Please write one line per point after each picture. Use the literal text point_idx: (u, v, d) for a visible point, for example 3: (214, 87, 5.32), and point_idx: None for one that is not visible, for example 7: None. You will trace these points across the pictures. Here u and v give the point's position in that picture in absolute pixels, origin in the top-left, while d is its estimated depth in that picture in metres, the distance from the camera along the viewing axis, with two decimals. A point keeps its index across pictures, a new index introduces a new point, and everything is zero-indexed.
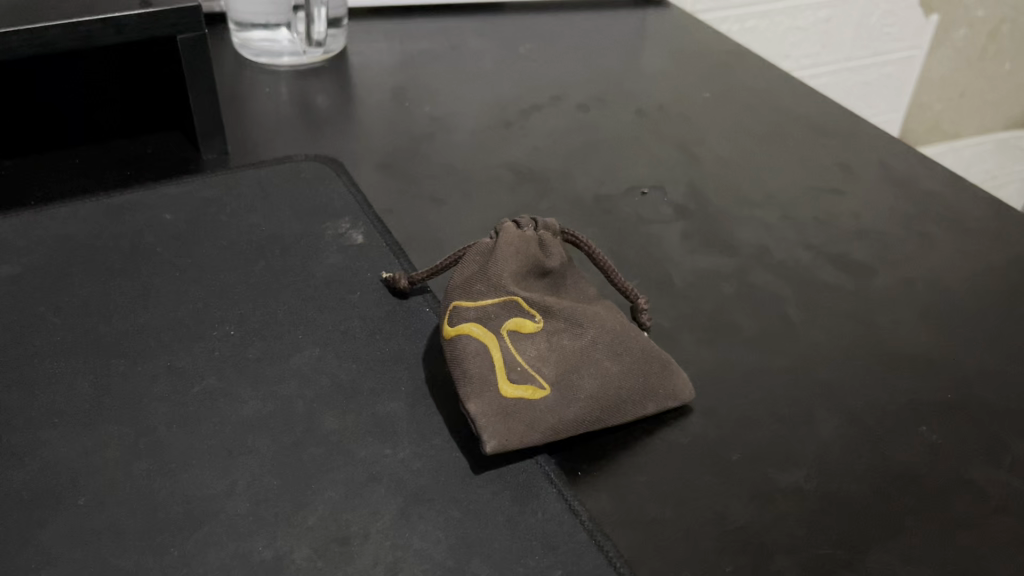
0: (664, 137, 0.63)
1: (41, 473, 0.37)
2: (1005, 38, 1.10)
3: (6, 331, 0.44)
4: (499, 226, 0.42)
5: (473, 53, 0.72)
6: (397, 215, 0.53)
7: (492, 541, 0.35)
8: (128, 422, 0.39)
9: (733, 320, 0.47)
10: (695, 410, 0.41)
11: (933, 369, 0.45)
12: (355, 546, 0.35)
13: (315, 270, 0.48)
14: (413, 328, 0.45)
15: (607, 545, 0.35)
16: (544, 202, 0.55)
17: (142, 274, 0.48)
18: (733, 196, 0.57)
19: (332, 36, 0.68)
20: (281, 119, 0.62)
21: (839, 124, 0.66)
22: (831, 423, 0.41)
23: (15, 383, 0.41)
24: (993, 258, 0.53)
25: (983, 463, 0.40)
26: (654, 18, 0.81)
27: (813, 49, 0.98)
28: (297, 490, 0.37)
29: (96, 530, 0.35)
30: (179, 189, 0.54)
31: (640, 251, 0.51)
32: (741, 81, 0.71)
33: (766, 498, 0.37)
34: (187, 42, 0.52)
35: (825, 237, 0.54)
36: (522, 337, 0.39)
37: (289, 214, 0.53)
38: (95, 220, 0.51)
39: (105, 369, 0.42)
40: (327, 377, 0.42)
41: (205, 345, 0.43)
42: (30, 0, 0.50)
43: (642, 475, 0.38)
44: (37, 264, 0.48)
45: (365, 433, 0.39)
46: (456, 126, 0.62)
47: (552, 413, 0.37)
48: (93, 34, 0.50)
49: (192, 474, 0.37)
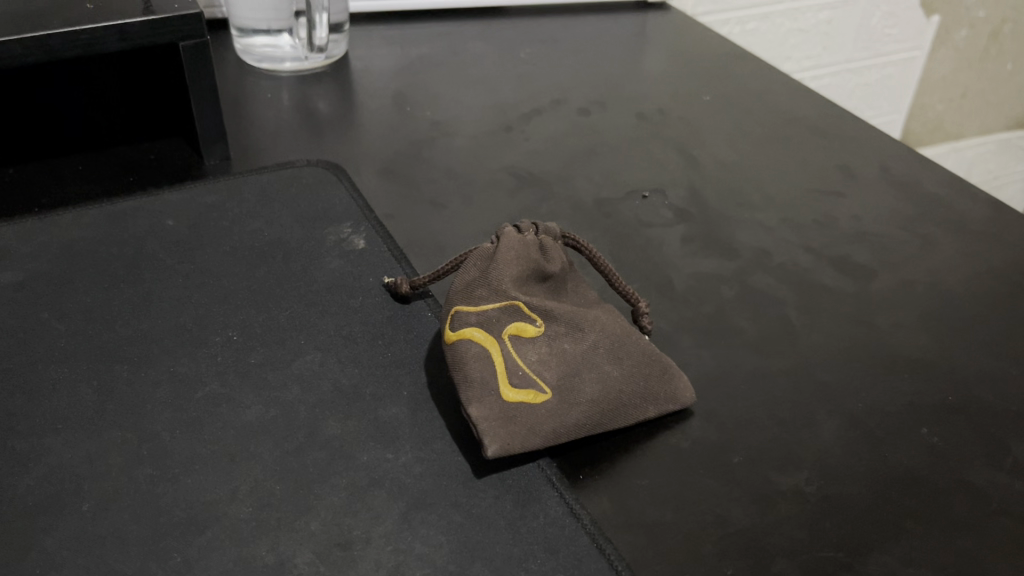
0: (664, 141, 0.63)
1: (45, 478, 0.37)
2: (1006, 38, 1.10)
3: (9, 338, 0.44)
4: (500, 231, 0.43)
5: (474, 57, 0.72)
6: (399, 220, 0.53)
7: (493, 545, 0.35)
8: (132, 427, 0.39)
9: (733, 323, 0.47)
10: (695, 413, 0.41)
11: (934, 371, 0.45)
12: (357, 551, 0.35)
13: (316, 275, 0.49)
14: (415, 332, 0.45)
15: (608, 549, 0.35)
16: (545, 206, 0.55)
17: (145, 280, 0.48)
18: (734, 199, 0.57)
19: (334, 42, 0.69)
20: (283, 124, 0.62)
21: (839, 126, 0.66)
22: (831, 426, 0.41)
23: (19, 389, 0.41)
24: (993, 260, 0.53)
25: (984, 465, 0.40)
26: (654, 22, 0.81)
27: (813, 51, 0.98)
28: (300, 495, 0.37)
29: (99, 536, 0.35)
30: (181, 195, 0.54)
31: (641, 254, 0.51)
32: (742, 84, 0.72)
33: (767, 501, 0.38)
34: (189, 49, 0.53)
35: (825, 240, 0.54)
36: (523, 342, 0.39)
37: (291, 220, 0.53)
38: (98, 226, 0.52)
39: (108, 375, 0.42)
40: (328, 382, 0.42)
41: (207, 351, 0.43)
42: (32, 9, 0.51)
43: (642, 478, 0.38)
44: (41, 271, 0.48)
45: (367, 438, 0.39)
46: (457, 131, 0.63)
47: (554, 417, 0.37)
48: (95, 41, 0.50)
49: (195, 480, 0.37)
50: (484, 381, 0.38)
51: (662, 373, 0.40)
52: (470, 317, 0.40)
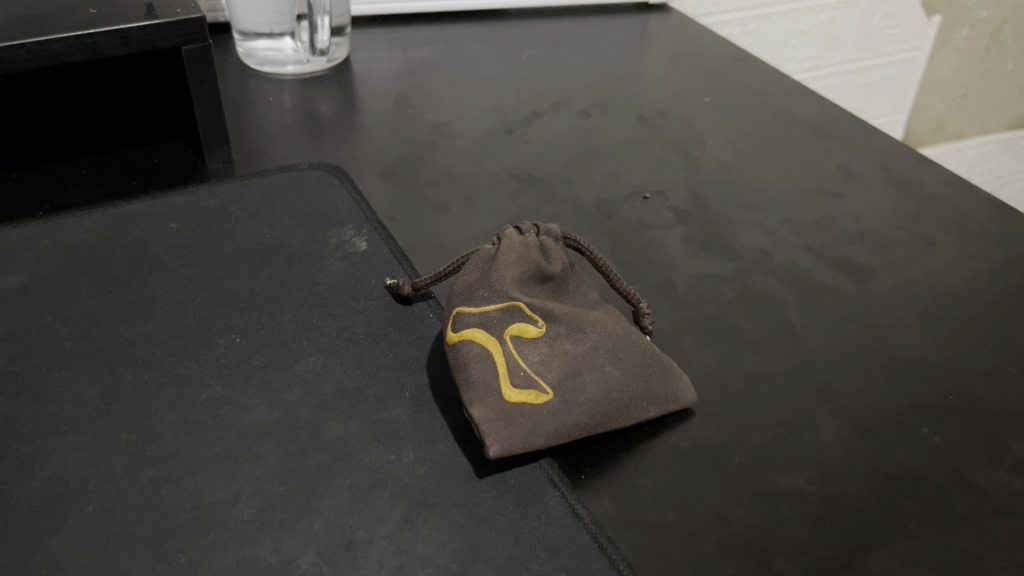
0: (665, 142, 0.63)
1: (50, 480, 0.37)
2: (1007, 38, 1.10)
3: (14, 341, 0.44)
4: (501, 232, 0.43)
5: (475, 60, 0.73)
6: (401, 222, 0.53)
7: (495, 545, 0.36)
8: (136, 429, 0.40)
9: (734, 324, 0.47)
10: (696, 413, 0.42)
11: (934, 371, 0.45)
12: (360, 552, 0.35)
13: (319, 278, 0.49)
14: (416, 334, 0.45)
15: (609, 549, 0.35)
16: (547, 208, 0.55)
17: (148, 283, 0.48)
18: (734, 200, 0.58)
19: (336, 44, 0.69)
20: (285, 127, 0.62)
21: (840, 127, 0.67)
22: (831, 426, 0.41)
23: (24, 392, 0.41)
24: (994, 260, 0.53)
25: (984, 464, 0.40)
26: (655, 24, 0.81)
27: (814, 52, 0.99)
28: (303, 496, 0.37)
29: (104, 537, 0.35)
30: (184, 198, 0.55)
31: (642, 255, 0.52)
32: (742, 85, 0.72)
33: (767, 501, 0.38)
34: (192, 53, 0.53)
35: (825, 241, 0.54)
36: (524, 343, 0.40)
37: (293, 222, 0.53)
38: (101, 229, 0.52)
39: (112, 378, 0.42)
40: (331, 383, 0.42)
41: (210, 353, 0.44)
42: (36, 13, 0.51)
43: (644, 479, 0.38)
44: (45, 274, 0.48)
45: (369, 439, 0.40)
46: (459, 133, 0.63)
47: (555, 417, 0.38)
48: (98, 46, 0.50)
49: (199, 481, 0.37)
50: (486, 381, 0.38)
51: (662, 372, 0.41)
52: (471, 318, 0.40)
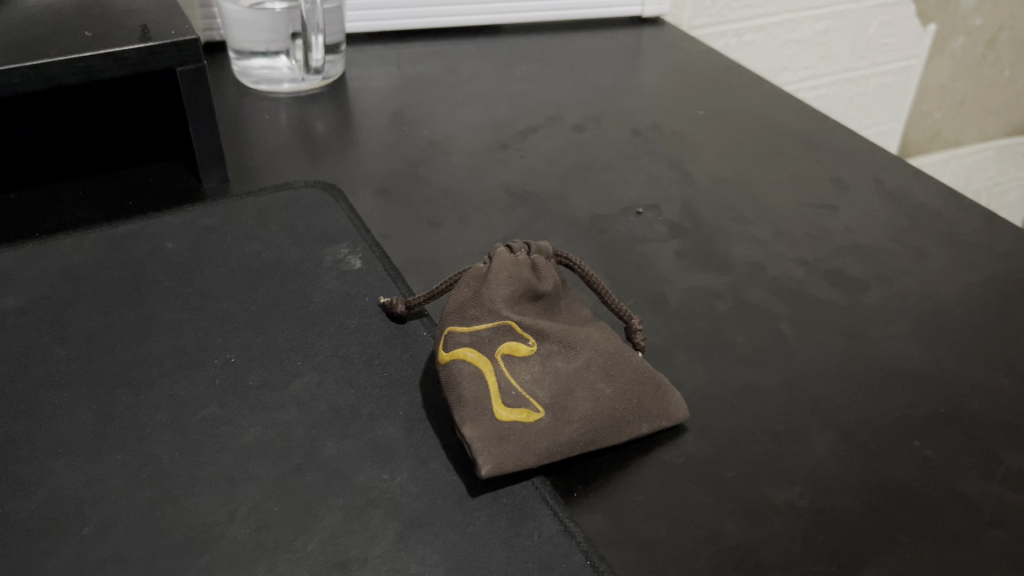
0: (658, 156, 0.63)
1: (47, 502, 0.37)
2: (1003, 45, 1.10)
3: (11, 362, 0.44)
4: (493, 251, 0.43)
5: (471, 75, 0.73)
6: (396, 240, 0.54)
7: (488, 564, 0.36)
8: (131, 450, 0.40)
9: (727, 338, 0.47)
10: (689, 429, 0.42)
11: (927, 383, 0.45)
12: (354, 571, 0.35)
13: (314, 296, 0.49)
14: (411, 352, 0.46)
15: (602, 567, 0.36)
16: (541, 224, 0.56)
17: (145, 304, 0.48)
18: (727, 213, 0.58)
19: (331, 62, 0.69)
20: (280, 145, 0.63)
21: (833, 140, 0.67)
22: (824, 440, 0.42)
23: (20, 414, 0.41)
24: (986, 270, 0.53)
25: (975, 476, 0.40)
26: (649, 37, 0.82)
27: (810, 61, 0.99)
28: (298, 516, 0.37)
29: (99, 559, 0.35)
30: (180, 218, 0.55)
31: (636, 270, 0.52)
32: (736, 99, 0.72)
33: (760, 516, 0.38)
34: (188, 74, 0.53)
35: (818, 254, 0.54)
36: (516, 361, 0.40)
37: (289, 241, 0.53)
38: (98, 250, 0.52)
39: (109, 399, 0.42)
40: (325, 402, 0.43)
41: (206, 373, 0.44)
42: (32, 37, 0.51)
43: (636, 496, 0.39)
44: (42, 295, 0.49)
45: (364, 459, 0.40)
46: (454, 149, 0.63)
47: (547, 436, 0.38)
48: (94, 68, 0.51)
49: (195, 501, 0.38)
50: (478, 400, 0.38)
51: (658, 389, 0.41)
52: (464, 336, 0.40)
